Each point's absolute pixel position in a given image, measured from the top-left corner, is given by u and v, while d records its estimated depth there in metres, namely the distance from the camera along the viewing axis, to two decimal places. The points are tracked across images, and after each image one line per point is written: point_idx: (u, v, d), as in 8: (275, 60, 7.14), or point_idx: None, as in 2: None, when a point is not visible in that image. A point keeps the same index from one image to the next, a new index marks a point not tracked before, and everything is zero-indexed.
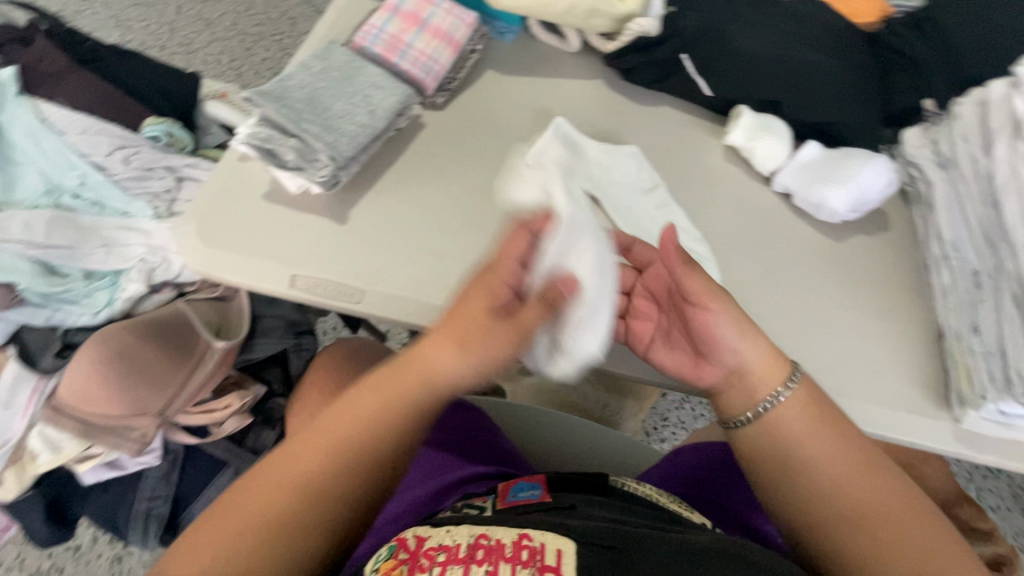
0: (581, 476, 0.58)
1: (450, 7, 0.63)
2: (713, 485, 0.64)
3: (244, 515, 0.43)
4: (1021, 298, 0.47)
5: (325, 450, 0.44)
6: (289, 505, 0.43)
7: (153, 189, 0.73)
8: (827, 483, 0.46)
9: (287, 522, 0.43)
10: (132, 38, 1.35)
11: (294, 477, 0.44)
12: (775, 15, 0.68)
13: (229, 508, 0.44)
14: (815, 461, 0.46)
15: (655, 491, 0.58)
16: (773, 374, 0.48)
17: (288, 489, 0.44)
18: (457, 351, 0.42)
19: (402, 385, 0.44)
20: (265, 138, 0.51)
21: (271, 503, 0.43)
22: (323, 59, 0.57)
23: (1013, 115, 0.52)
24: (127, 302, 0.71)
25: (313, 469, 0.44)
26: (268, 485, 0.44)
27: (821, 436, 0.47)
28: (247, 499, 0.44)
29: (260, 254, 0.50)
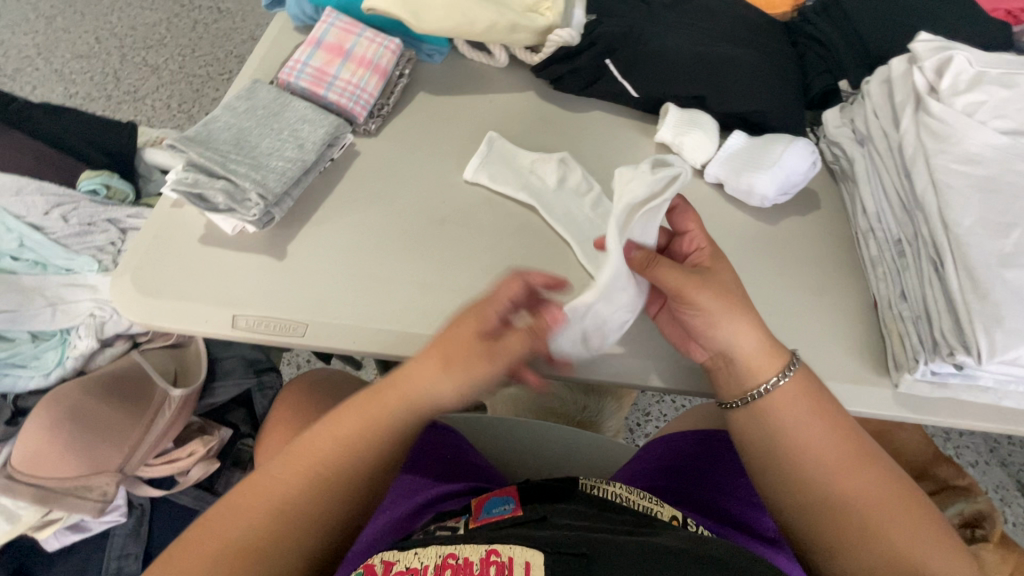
0: (550, 484, 0.56)
1: (372, 35, 0.63)
2: (695, 477, 0.63)
3: (210, 553, 0.38)
4: (937, 262, 0.49)
5: (305, 476, 0.42)
6: (265, 533, 0.40)
7: (97, 243, 0.73)
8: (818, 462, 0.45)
9: (264, 558, 0.39)
10: (77, 91, 1.34)
11: (271, 507, 0.41)
12: (691, 14, 0.71)
13: (192, 548, 0.39)
14: (808, 439, 0.46)
15: (626, 491, 0.56)
16: (766, 362, 0.47)
17: (261, 519, 0.40)
18: (445, 372, 0.42)
19: (384, 405, 0.44)
20: (193, 181, 0.50)
21: (243, 536, 0.39)
22: (249, 98, 0.57)
23: (913, 88, 0.55)
24: (78, 360, 0.70)
25: (292, 496, 0.41)
26: (243, 516, 0.40)
27: (812, 415, 0.46)
28: (214, 537, 0.39)
29: (198, 298, 0.50)
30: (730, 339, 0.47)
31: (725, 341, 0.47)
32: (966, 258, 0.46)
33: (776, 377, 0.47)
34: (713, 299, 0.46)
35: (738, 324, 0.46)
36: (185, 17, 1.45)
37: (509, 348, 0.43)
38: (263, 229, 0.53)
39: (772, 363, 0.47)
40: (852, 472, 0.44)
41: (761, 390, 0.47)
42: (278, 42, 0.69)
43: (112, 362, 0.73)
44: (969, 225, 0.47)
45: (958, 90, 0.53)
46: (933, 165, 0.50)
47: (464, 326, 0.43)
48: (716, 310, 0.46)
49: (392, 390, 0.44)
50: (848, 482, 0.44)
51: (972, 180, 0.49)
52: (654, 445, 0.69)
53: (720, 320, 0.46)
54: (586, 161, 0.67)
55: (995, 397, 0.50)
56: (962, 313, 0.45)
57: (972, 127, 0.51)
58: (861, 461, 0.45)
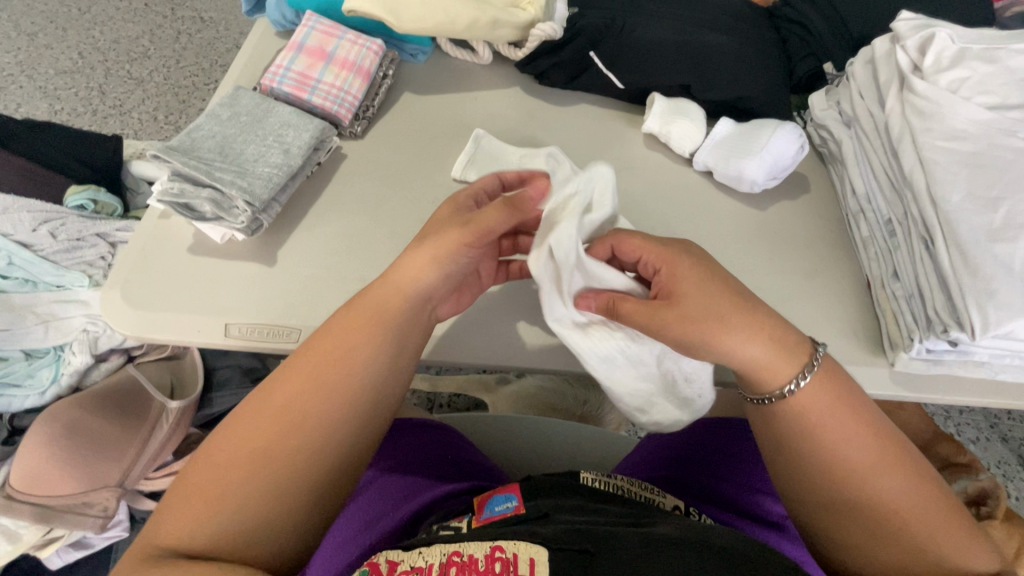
0: (553, 480, 0.55)
1: (354, 37, 0.63)
2: (701, 467, 0.62)
3: (230, 458, 0.37)
4: (927, 240, 0.49)
5: (313, 376, 0.39)
6: (294, 438, 0.38)
7: (87, 258, 0.73)
8: (847, 470, 0.40)
9: (287, 457, 0.37)
10: (62, 107, 1.33)
11: (283, 409, 0.38)
12: (673, 3, 0.71)
13: (214, 454, 0.37)
14: (836, 445, 0.40)
15: (627, 483, 0.56)
16: (780, 365, 0.41)
17: (276, 421, 0.38)
18: (429, 254, 0.42)
19: (384, 300, 0.42)
20: (179, 191, 0.50)
21: (260, 439, 0.37)
22: (231, 105, 0.57)
23: (897, 68, 0.55)
24: (73, 376, 0.70)
25: (303, 395, 0.39)
26: (259, 421, 0.38)
27: (845, 416, 0.41)
28: (233, 443, 0.37)
29: (190, 308, 0.50)
30: (733, 358, 0.41)
31: (728, 356, 0.41)
32: (956, 235, 0.46)
33: (790, 385, 0.41)
34: (697, 328, 0.40)
35: (735, 338, 0.40)
36: (168, 28, 1.44)
37: (485, 221, 0.41)
38: (253, 236, 0.53)
39: (791, 364, 0.41)
40: (884, 477, 0.40)
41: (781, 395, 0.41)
42: (261, 48, 0.69)
43: (107, 377, 0.74)
44: (957, 202, 0.47)
45: (941, 67, 0.53)
46: (919, 144, 0.50)
47: (439, 220, 0.44)
48: (707, 330, 0.40)
49: (386, 287, 0.42)
50: (878, 487, 0.39)
51: (958, 156, 0.49)
52: (655, 436, 0.69)
53: (717, 338, 0.40)
54: (574, 154, 0.67)
55: (992, 372, 0.50)
56: (954, 290, 0.45)
57: (957, 104, 0.51)
58: (897, 465, 0.40)
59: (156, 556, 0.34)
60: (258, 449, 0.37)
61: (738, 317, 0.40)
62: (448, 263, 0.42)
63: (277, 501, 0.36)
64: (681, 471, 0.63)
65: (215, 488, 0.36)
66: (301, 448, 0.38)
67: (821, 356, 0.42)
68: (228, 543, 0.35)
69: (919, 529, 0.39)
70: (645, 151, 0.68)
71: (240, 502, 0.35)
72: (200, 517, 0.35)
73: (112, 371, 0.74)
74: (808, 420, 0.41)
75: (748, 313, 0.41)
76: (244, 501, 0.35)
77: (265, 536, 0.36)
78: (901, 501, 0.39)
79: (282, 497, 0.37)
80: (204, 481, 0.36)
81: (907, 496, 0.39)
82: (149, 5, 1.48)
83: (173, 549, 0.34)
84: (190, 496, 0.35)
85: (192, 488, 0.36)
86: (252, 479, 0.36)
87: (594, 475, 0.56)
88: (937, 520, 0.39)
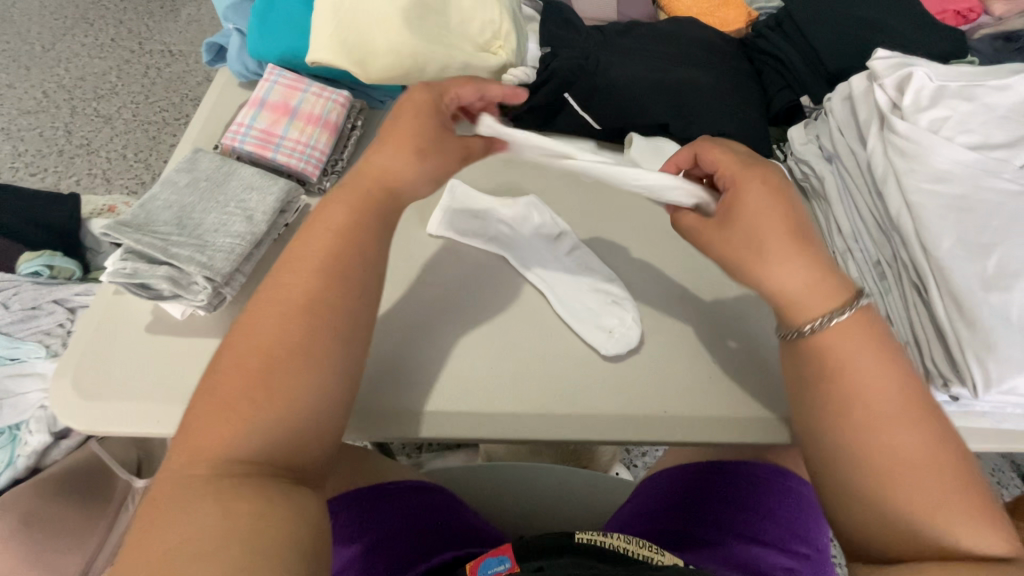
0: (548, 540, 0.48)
1: (319, 90, 0.61)
2: (703, 519, 0.59)
3: (249, 358, 0.33)
4: (920, 286, 0.48)
5: (312, 265, 0.37)
6: (262, 366, 0.33)
7: (43, 327, 0.69)
8: (870, 412, 0.34)
9: (320, 345, 0.34)
10: (26, 148, 1.27)
11: (288, 299, 0.35)
12: (646, 40, 0.70)
13: (225, 364, 0.33)
14: (858, 383, 0.35)
15: (622, 538, 0.50)
16: (817, 296, 0.37)
17: (291, 313, 0.35)
18: (413, 150, 0.41)
19: (354, 218, 0.39)
20: (131, 271, 0.46)
21: (277, 333, 0.34)
22: (190, 170, 0.54)
23: (876, 107, 0.54)
24: (32, 457, 0.65)
25: (307, 284, 0.36)
26: (234, 356, 0.34)
27: (877, 357, 0.35)
28: (248, 347, 0.34)
29: (150, 395, 0.46)
30: (769, 282, 0.38)
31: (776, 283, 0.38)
32: (949, 283, 0.45)
33: (823, 316, 0.36)
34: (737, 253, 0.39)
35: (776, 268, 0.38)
36: (136, 63, 1.41)
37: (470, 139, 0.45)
38: (214, 311, 0.50)
39: (826, 297, 0.37)
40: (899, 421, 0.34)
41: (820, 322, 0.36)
42: (224, 102, 0.66)
43: (68, 456, 0.69)
44: (948, 248, 0.46)
45: (920, 106, 0.52)
46: (904, 186, 0.49)
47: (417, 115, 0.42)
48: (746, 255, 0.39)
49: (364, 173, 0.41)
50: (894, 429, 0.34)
51: (945, 199, 0.48)
52: (650, 484, 0.66)
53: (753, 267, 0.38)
54: (554, 198, 0.65)
55: (994, 421, 0.48)
56: (952, 341, 0.44)
57: (939, 145, 0.50)
58: (927, 418, 0.34)
59: (201, 473, 0.30)
60: (247, 377, 0.33)
61: (784, 237, 0.38)
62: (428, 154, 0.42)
63: (311, 394, 0.33)
64: (684, 523, 0.59)
65: (251, 390, 0.32)
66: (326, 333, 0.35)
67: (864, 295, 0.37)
68: (271, 448, 0.32)
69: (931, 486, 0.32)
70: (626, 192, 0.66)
71: (223, 438, 0.31)
72: (241, 421, 0.31)
73: (73, 448, 0.70)
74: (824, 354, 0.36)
75: (801, 244, 0.38)
76: (285, 397, 0.32)
77: (299, 433, 0.33)
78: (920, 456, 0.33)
79: (263, 424, 0.32)
80: (195, 418, 0.32)
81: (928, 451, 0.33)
82: (116, 40, 1.44)
83: (215, 462, 0.30)
84: (220, 408, 0.32)
85: (224, 399, 0.32)
86: (289, 372, 0.33)
87: (589, 533, 0.50)
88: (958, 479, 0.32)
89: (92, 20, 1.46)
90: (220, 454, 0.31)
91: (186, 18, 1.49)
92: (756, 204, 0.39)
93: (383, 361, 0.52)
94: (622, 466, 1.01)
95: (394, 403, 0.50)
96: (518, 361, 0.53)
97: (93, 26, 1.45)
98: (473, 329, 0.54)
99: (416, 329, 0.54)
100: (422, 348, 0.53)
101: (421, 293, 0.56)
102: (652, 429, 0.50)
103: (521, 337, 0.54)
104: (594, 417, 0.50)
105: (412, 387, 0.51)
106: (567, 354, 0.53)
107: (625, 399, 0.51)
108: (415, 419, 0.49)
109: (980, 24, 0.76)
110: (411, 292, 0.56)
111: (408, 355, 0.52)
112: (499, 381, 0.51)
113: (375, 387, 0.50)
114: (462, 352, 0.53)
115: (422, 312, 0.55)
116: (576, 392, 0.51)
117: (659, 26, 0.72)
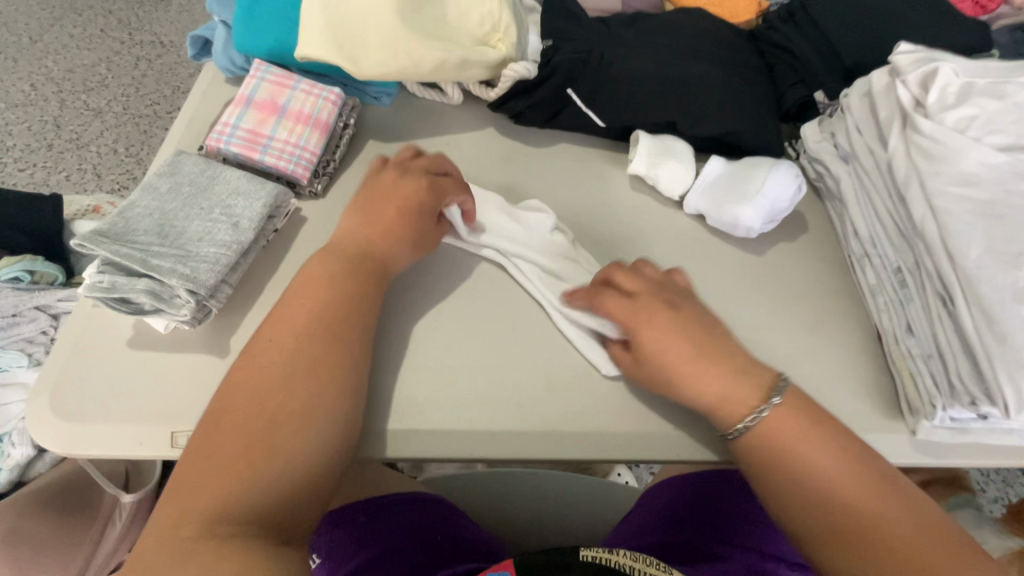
0: (550, 559, 0.42)
1: (309, 87, 0.57)
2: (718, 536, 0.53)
3: (248, 420, 0.38)
4: (945, 296, 0.45)
5: (297, 332, 0.41)
6: (268, 429, 0.37)
7: (25, 335, 0.66)
8: (842, 497, 0.38)
9: (319, 406, 0.39)
10: (14, 144, 1.23)
11: (281, 365, 0.40)
12: (653, 31, 0.66)
13: (225, 428, 0.37)
14: (821, 469, 0.39)
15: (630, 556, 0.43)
16: (744, 396, 0.41)
17: (282, 377, 0.39)
18: (407, 243, 0.49)
19: (342, 285, 0.44)
20: (110, 284, 0.43)
21: (276, 396, 0.39)
22: (172, 174, 0.51)
23: (898, 105, 0.51)
24: (15, 471, 0.63)
25: (296, 346, 0.41)
26: (229, 423, 0.37)
27: (824, 441, 0.40)
28: (241, 410, 0.38)
29: (131, 414, 0.44)
30: (695, 394, 0.43)
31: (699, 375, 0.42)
32: (978, 295, 0.42)
33: (756, 414, 0.41)
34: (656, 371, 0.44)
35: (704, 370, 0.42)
36: (126, 55, 1.36)
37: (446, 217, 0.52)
38: (200, 325, 0.47)
39: (754, 389, 0.42)
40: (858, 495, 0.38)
41: (744, 429, 0.41)
42: (210, 100, 0.63)
43: (53, 469, 0.67)
44: (977, 257, 0.43)
45: (946, 104, 0.49)
46: (929, 190, 0.46)
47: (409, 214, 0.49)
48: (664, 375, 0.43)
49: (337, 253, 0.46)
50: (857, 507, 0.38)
51: (972, 204, 0.45)
52: (650, 497, 0.60)
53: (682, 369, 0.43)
54: (557, 200, 0.62)
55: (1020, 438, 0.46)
56: (981, 356, 0.41)
57: (967, 145, 0.47)
58: (890, 494, 0.38)
59: (195, 530, 0.34)
60: (244, 441, 0.37)
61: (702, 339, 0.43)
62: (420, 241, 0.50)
63: (308, 450, 0.38)
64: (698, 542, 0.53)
65: (253, 451, 0.36)
66: (317, 392, 0.40)
67: (784, 385, 0.42)
68: (269, 504, 0.36)
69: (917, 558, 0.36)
70: (633, 192, 0.64)
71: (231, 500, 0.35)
72: (239, 478, 0.36)
73: (58, 460, 0.68)
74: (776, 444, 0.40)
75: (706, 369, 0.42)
76: (285, 455, 0.37)
77: (298, 487, 0.37)
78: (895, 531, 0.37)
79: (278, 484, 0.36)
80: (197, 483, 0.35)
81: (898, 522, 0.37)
82: (105, 30, 1.39)
83: (212, 519, 0.34)
84: (212, 467, 0.36)
85: (220, 459, 0.36)
86: (290, 432, 0.38)
87: (595, 549, 0.43)
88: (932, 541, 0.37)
89: (80, 11, 1.42)
90: (217, 506, 0.34)
91: (177, 8, 1.44)
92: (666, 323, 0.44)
93: (378, 375, 0.49)
94: (624, 467, 0.98)
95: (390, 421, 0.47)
96: (519, 375, 0.50)
97: (81, 16, 1.41)
98: (475, 340, 0.52)
99: (414, 341, 0.51)
100: (420, 360, 0.50)
101: (418, 302, 0.53)
102: (661, 446, 0.48)
103: (523, 348, 0.52)
104: (601, 435, 0.48)
105: (409, 403, 0.48)
106: (572, 367, 0.51)
107: (633, 414, 0.49)
108: (413, 438, 0.47)
109: (1000, 14, 0.72)
110: (409, 301, 0.53)
111: (405, 369, 0.50)
112: (500, 396, 0.49)
113: (370, 403, 0.48)
114: (461, 366, 0.50)
115: (418, 323, 0.52)
116: (582, 408, 0.49)
117: (667, 17, 0.69)
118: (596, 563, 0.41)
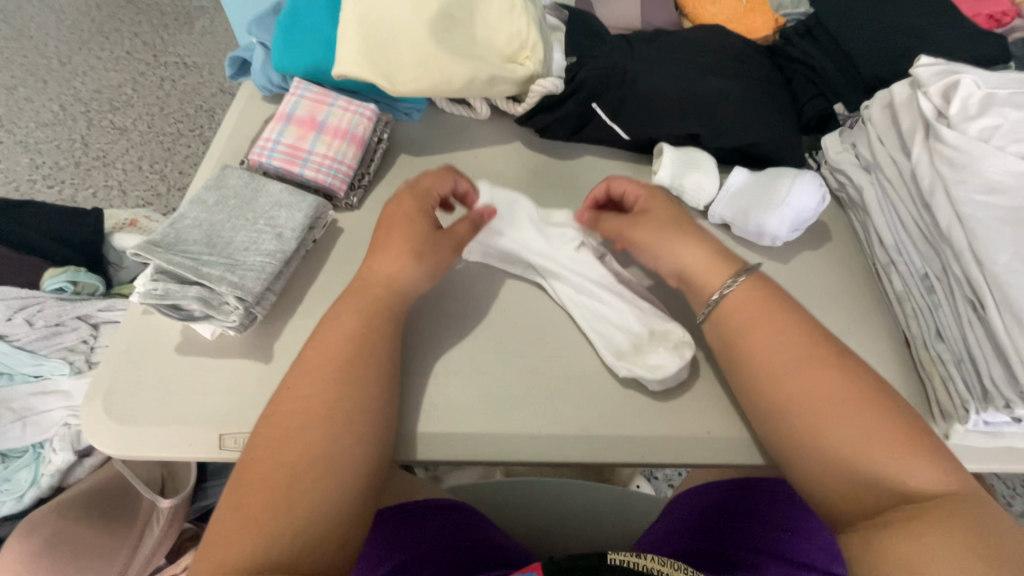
0: (577, 561, 0.42)
1: (346, 103, 0.60)
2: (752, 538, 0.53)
3: (282, 470, 0.38)
4: (974, 301, 0.46)
5: (327, 370, 0.42)
6: (315, 438, 0.39)
7: (68, 343, 0.68)
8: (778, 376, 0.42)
9: (336, 460, 0.39)
10: (44, 161, 1.27)
11: (303, 410, 0.40)
12: (673, 47, 0.68)
13: (267, 447, 0.39)
14: (764, 350, 0.44)
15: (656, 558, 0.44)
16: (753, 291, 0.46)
17: (318, 425, 0.40)
18: (415, 261, 0.48)
19: (366, 300, 0.46)
20: (163, 292, 0.46)
21: (307, 447, 0.39)
22: (218, 187, 0.53)
23: (921, 115, 0.53)
24: (55, 475, 0.67)
25: (314, 392, 0.41)
26: (280, 436, 0.39)
27: (782, 330, 0.44)
28: (272, 458, 0.38)
29: (179, 418, 0.45)
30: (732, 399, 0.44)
31: (677, 261, 0.49)
32: (1008, 299, 0.43)
33: (724, 287, 0.46)
34: (654, 230, 0.50)
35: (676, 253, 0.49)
36: (151, 75, 1.41)
37: (457, 232, 0.51)
38: (245, 331, 0.49)
39: (718, 275, 0.47)
40: (853, 424, 0.39)
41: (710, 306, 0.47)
42: (248, 116, 0.66)
43: (91, 474, 0.70)
44: (1005, 262, 0.44)
45: (969, 115, 0.50)
46: (954, 197, 0.48)
47: (405, 210, 0.50)
48: (657, 238, 0.50)
49: (371, 280, 0.47)
50: (826, 410, 0.40)
51: (999, 211, 0.46)
52: (679, 503, 0.61)
53: (663, 252, 0.49)
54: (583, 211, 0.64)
55: None
56: (1012, 357, 0.42)
57: (991, 154, 0.48)
58: (823, 370, 0.41)
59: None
60: (291, 454, 0.38)
61: (691, 228, 0.50)
62: (424, 252, 0.48)
63: (358, 451, 0.40)
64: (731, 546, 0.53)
65: (307, 461, 0.38)
66: (356, 407, 0.41)
67: (752, 269, 0.47)
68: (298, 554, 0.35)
69: (847, 445, 0.39)
70: None
71: (291, 507, 0.37)
72: (289, 498, 0.37)
73: (96, 465, 0.71)
74: (772, 359, 0.43)
75: (685, 232, 0.50)
76: (323, 482, 0.38)
77: (337, 523, 0.38)
78: (901, 468, 0.38)
79: (334, 489, 0.38)
80: (258, 499, 0.37)
81: (852, 429, 0.39)
82: (131, 53, 1.44)
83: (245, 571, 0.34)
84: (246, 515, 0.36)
85: (270, 477, 0.38)
86: (313, 485, 0.38)
87: (622, 553, 0.44)
88: (929, 479, 0.37)
89: (108, 34, 1.47)
90: (273, 523, 0.36)
91: (200, 30, 1.50)
92: (667, 204, 0.53)
93: (415, 381, 0.50)
94: (643, 478, 0.97)
95: (430, 425, 0.49)
96: (552, 380, 0.51)
97: (108, 39, 1.46)
98: (510, 346, 0.53)
99: (450, 347, 0.53)
100: (456, 363, 0.52)
101: (451, 310, 0.55)
102: (694, 450, 0.49)
103: (556, 355, 0.53)
104: (635, 439, 0.49)
105: (447, 405, 0.50)
106: (602, 374, 0.52)
107: (666, 419, 0.50)
108: (452, 441, 0.48)
109: (1014, 26, 0.74)
110: (443, 308, 0.55)
111: (441, 375, 0.51)
112: (533, 401, 0.50)
113: (406, 407, 0.49)
114: (495, 372, 0.52)
115: (451, 330, 0.54)
116: (617, 413, 0.50)
117: (687, 33, 0.71)
118: (623, 566, 0.41)
